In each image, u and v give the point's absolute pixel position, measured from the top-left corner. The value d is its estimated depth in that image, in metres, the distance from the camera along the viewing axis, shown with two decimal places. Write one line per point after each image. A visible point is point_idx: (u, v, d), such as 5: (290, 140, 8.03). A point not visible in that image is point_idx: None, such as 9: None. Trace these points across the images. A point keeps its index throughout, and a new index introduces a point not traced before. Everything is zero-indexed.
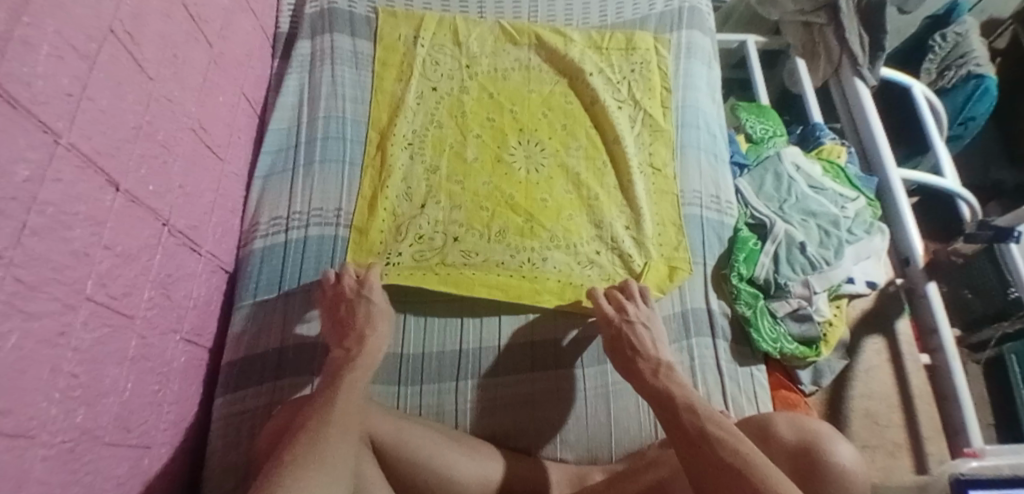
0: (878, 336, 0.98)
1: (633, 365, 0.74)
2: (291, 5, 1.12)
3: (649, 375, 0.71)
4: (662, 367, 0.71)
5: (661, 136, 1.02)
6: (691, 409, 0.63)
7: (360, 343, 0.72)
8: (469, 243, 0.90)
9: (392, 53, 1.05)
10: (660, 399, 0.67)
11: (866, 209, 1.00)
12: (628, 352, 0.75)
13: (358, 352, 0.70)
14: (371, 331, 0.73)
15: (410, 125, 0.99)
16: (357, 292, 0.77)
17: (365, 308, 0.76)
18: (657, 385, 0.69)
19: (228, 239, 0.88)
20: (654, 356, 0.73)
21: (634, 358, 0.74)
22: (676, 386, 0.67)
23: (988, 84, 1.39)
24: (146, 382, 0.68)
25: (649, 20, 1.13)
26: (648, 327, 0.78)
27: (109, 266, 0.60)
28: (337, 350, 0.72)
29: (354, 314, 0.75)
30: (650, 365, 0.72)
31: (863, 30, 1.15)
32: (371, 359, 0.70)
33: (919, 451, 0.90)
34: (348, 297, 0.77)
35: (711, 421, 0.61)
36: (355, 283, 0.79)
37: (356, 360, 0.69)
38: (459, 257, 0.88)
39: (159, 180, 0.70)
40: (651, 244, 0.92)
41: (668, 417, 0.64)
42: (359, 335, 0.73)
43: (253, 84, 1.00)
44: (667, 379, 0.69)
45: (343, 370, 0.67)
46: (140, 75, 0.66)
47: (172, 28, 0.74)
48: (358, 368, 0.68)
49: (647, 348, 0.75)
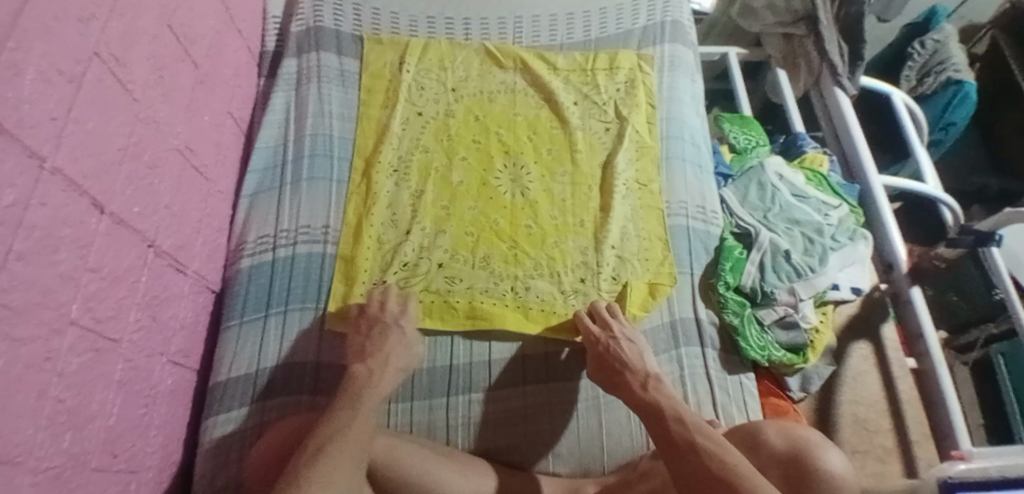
0: (864, 342, 1.01)
1: (621, 378, 0.74)
2: (278, 23, 1.13)
3: (638, 388, 0.72)
4: (651, 380, 0.72)
5: (647, 153, 1.03)
6: (679, 421, 0.64)
7: (382, 366, 0.73)
8: (454, 269, 0.90)
9: (379, 79, 1.06)
10: (650, 411, 0.67)
11: (849, 216, 1.02)
12: (616, 366, 0.76)
13: (379, 375, 0.72)
14: (401, 361, 0.76)
15: (396, 151, 0.99)
16: (394, 319, 0.80)
17: (397, 336, 0.78)
18: (646, 396, 0.70)
19: (215, 258, 0.88)
20: (641, 369, 0.74)
21: (622, 371, 0.75)
22: (665, 397, 0.68)
23: (967, 90, 1.42)
24: (133, 405, 0.68)
25: (633, 35, 1.15)
26: (633, 342, 0.79)
27: (95, 289, 0.60)
28: (358, 366, 0.73)
29: (384, 338, 0.77)
30: (638, 377, 0.73)
31: (843, 41, 1.18)
32: (390, 383, 0.73)
33: (908, 455, 0.91)
34: (383, 321, 0.79)
35: (698, 432, 0.63)
36: (397, 309, 0.81)
37: (377, 384, 0.71)
38: (444, 284, 0.88)
39: (145, 201, 0.70)
40: (635, 261, 0.93)
41: (658, 429, 0.65)
42: (381, 357, 0.74)
43: (239, 102, 1.00)
44: (656, 391, 0.70)
45: (363, 392, 0.69)
46: (126, 98, 0.66)
47: (159, 49, 0.74)
48: (375, 395, 0.69)
49: (634, 360, 0.75)
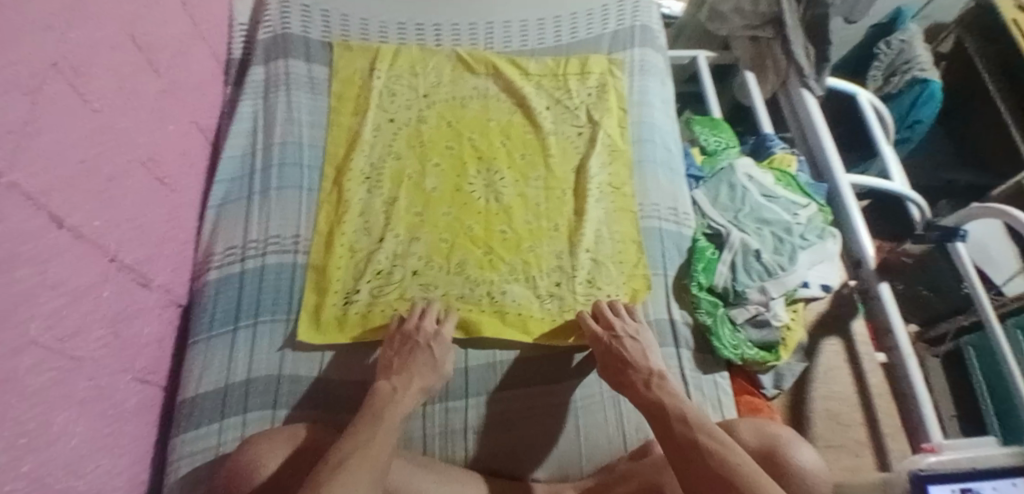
0: (835, 338, 1.03)
1: (625, 376, 0.76)
2: (244, 31, 1.11)
3: (642, 386, 0.74)
4: (655, 378, 0.74)
5: (620, 156, 1.04)
6: (682, 420, 0.66)
7: (406, 386, 0.74)
8: (429, 276, 0.89)
9: (349, 86, 1.05)
10: (654, 410, 0.69)
11: (817, 214, 1.03)
12: (621, 364, 0.78)
13: (402, 395, 0.72)
14: (426, 382, 0.75)
15: (367, 158, 0.98)
16: (426, 340, 0.79)
17: (426, 357, 0.77)
18: (650, 396, 0.72)
19: (181, 271, 0.86)
20: (646, 367, 0.76)
21: (627, 369, 0.77)
22: (668, 396, 0.70)
23: (932, 89, 1.45)
24: (97, 424, 0.66)
25: (603, 39, 1.16)
26: (637, 338, 0.80)
27: (55, 307, 0.58)
28: (382, 384, 0.73)
29: (411, 358, 0.77)
30: (642, 375, 0.75)
31: (809, 43, 1.20)
32: (411, 404, 0.73)
33: (881, 448, 0.92)
34: (416, 340, 0.78)
35: (701, 431, 0.64)
36: (432, 330, 0.80)
37: (399, 403, 0.71)
38: (419, 291, 0.87)
39: (106, 214, 0.68)
40: (609, 263, 0.94)
41: (662, 430, 0.67)
42: (406, 376, 0.75)
43: (205, 111, 0.98)
44: (659, 389, 0.72)
45: (384, 409, 0.69)
46: (85, 109, 0.65)
47: (120, 59, 0.73)
48: (397, 413, 0.70)
49: (638, 358, 0.77)
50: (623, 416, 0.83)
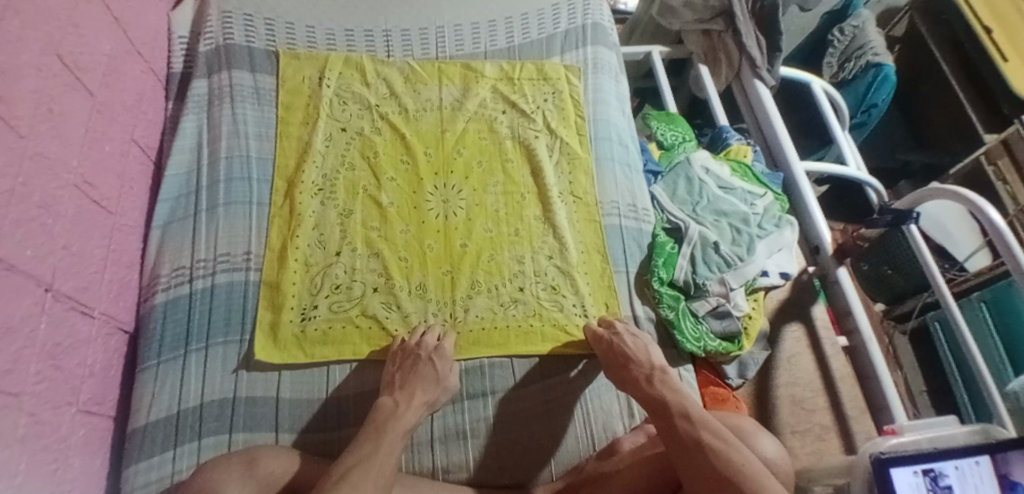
0: (796, 324, 1.05)
1: (627, 372, 0.77)
2: (185, 43, 1.08)
3: (644, 382, 0.74)
4: (657, 373, 0.74)
5: (579, 164, 1.04)
6: (686, 416, 0.67)
7: (409, 400, 0.74)
8: (389, 294, 0.88)
9: (297, 95, 1.03)
10: (656, 405, 0.70)
11: (774, 203, 1.05)
12: (622, 360, 0.78)
13: (405, 408, 0.73)
14: (429, 394, 0.75)
15: (319, 170, 0.96)
16: (428, 354, 0.79)
17: (428, 370, 0.77)
18: (653, 391, 0.72)
19: (125, 296, 0.84)
20: (647, 362, 0.77)
21: (628, 365, 0.77)
22: (671, 392, 0.71)
23: (885, 73, 1.48)
24: (41, 461, 0.63)
25: (556, 39, 1.16)
26: (636, 336, 0.81)
27: None
28: (386, 398, 0.74)
29: (412, 372, 0.76)
30: (643, 370, 0.76)
31: (760, 34, 1.22)
32: (415, 417, 0.73)
33: (846, 431, 0.94)
34: (418, 355, 0.78)
35: (705, 428, 0.65)
36: (432, 345, 0.80)
37: (401, 417, 0.71)
38: (381, 308, 0.86)
39: (38, 242, 0.65)
40: (572, 268, 0.93)
41: (666, 425, 0.67)
42: (408, 391, 0.75)
43: (145, 129, 0.95)
44: (663, 385, 0.72)
45: (386, 427, 0.69)
46: (10, 134, 0.62)
47: (47, 80, 0.70)
48: (400, 429, 0.70)
49: (639, 354, 0.78)
50: (590, 419, 0.84)
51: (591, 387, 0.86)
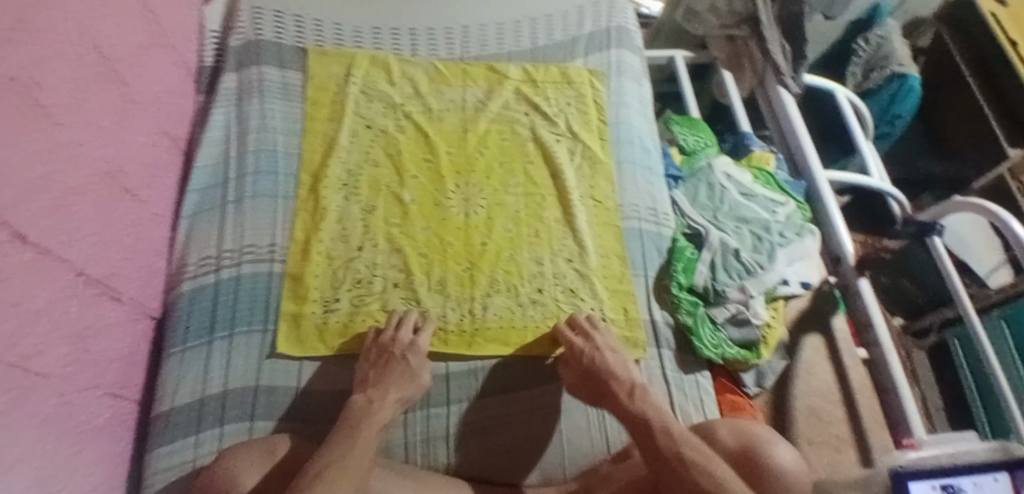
0: (815, 335, 1.02)
1: (606, 387, 0.74)
2: (216, 38, 1.10)
3: (624, 398, 0.72)
4: (637, 390, 0.72)
5: (600, 169, 1.04)
6: (667, 432, 0.66)
7: (382, 397, 0.72)
8: (410, 290, 0.88)
9: (323, 92, 1.04)
10: (637, 424, 0.68)
11: (796, 212, 1.04)
12: (601, 375, 0.76)
13: (379, 405, 0.71)
14: (402, 392, 0.74)
15: (344, 165, 0.97)
16: (402, 351, 0.78)
17: (402, 368, 0.76)
18: (633, 408, 0.70)
19: (153, 284, 0.85)
20: (627, 378, 0.74)
21: (608, 380, 0.75)
22: (652, 409, 0.69)
23: (910, 84, 1.51)
24: (67, 443, 0.64)
25: (579, 42, 1.17)
26: (616, 351, 0.79)
27: (19, 324, 0.57)
28: (358, 396, 0.72)
29: (388, 370, 0.76)
30: (624, 386, 0.73)
31: (785, 40, 1.21)
32: (389, 414, 0.71)
33: (864, 444, 0.93)
34: (391, 352, 0.78)
35: (687, 445, 0.64)
36: (407, 341, 0.80)
37: (376, 414, 0.70)
38: (401, 304, 0.87)
39: (70, 228, 0.67)
40: (591, 271, 0.94)
41: (647, 443, 0.66)
42: (381, 388, 0.73)
43: (176, 121, 0.97)
44: (643, 401, 0.71)
45: (361, 422, 0.68)
46: (45, 122, 0.63)
47: (82, 69, 0.71)
48: (374, 424, 0.68)
49: (618, 370, 0.76)
50: (605, 421, 0.84)
51: None
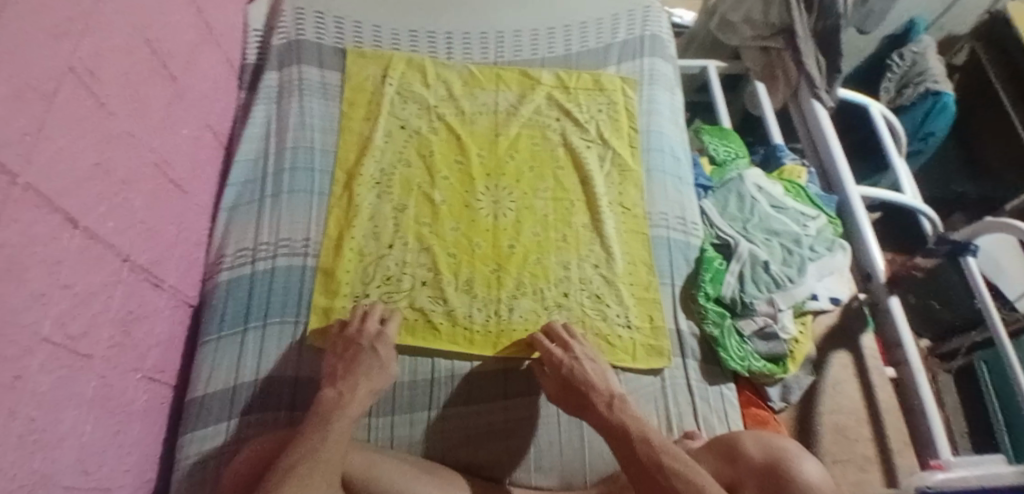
0: (844, 352, 1.01)
1: (586, 399, 0.75)
2: (259, 37, 1.13)
3: (604, 408, 0.73)
4: (616, 400, 0.73)
5: (629, 176, 1.04)
6: (646, 441, 0.67)
7: (353, 389, 0.72)
8: (438, 289, 0.89)
9: (360, 92, 1.06)
10: (617, 433, 0.69)
11: (827, 226, 1.03)
12: (580, 387, 0.76)
13: (350, 400, 0.70)
14: (374, 384, 0.73)
15: (377, 164, 0.99)
16: (370, 342, 0.77)
17: (370, 359, 0.76)
18: (613, 418, 0.71)
19: (192, 273, 0.88)
20: (605, 389, 0.75)
21: (587, 391, 0.75)
22: (631, 419, 0.70)
23: (945, 101, 1.45)
24: (106, 423, 0.67)
25: (613, 49, 1.17)
26: (595, 361, 0.79)
27: (68, 306, 0.59)
28: (328, 390, 0.71)
29: (356, 362, 0.75)
30: (603, 397, 0.74)
31: (820, 53, 1.18)
32: (360, 408, 0.71)
33: (890, 464, 0.91)
34: (358, 344, 0.77)
35: (665, 453, 0.65)
36: (374, 331, 0.79)
37: (346, 407, 0.69)
38: (428, 302, 0.88)
39: (119, 216, 0.69)
40: (618, 278, 0.94)
41: (627, 453, 0.67)
42: (351, 380, 0.73)
43: (219, 116, 1.00)
44: (622, 411, 0.71)
45: (330, 416, 0.67)
46: (100, 112, 0.65)
47: (135, 63, 0.73)
48: (345, 418, 0.68)
49: (598, 380, 0.76)
50: None
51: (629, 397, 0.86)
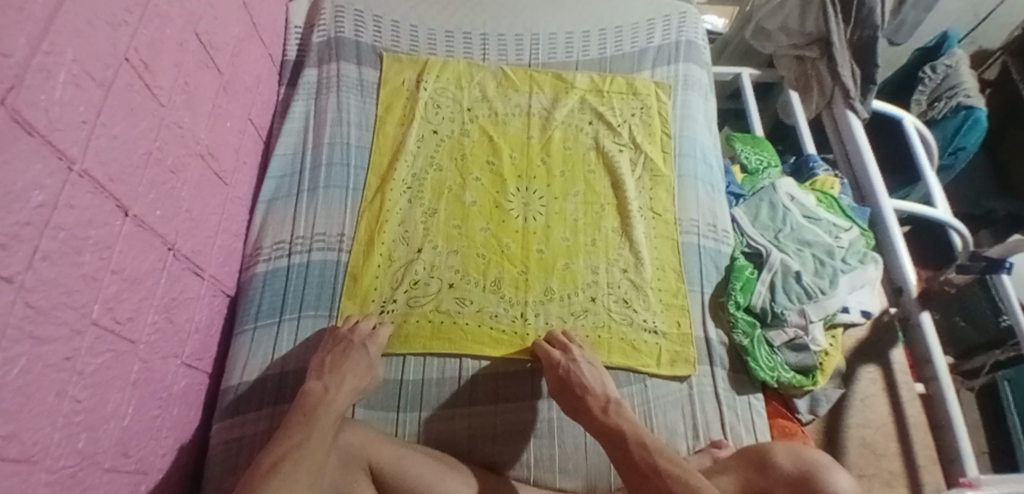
0: (872, 365, 1.00)
1: (582, 402, 0.76)
2: (299, 34, 1.15)
3: (598, 412, 0.74)
4: (612, 404, 0.75)
5: (661, 181, 1.04)
6: (641, 445, 0.68)
7: (339, 384, 0.74)
8: (463, 290, 0.90)
9: (396, 96, 1.07)
10: (613, 437, 0.70)
11: (859, 238, 1.02)
12: (576, 390, 0.77)
13: (335, 393, 0.73)
14: (359, 381, 0.76)
15: (410, 168, 1.00)
16: (361, 340, 0.79)
17: (360, 357, 0.77)
18: (608, 422, 0.72)
19: (230, 263, 0.89)
20: (602, 393, 0.77)
21: (583, 395, 0.77)
22: (626, 422, 0.71)
23: (977, 116, 1.42)
24: (147, 406, 0.68)
25: (647, 53, 1.17)
26: (592, 364, 0.81)
27: (116, 290, 0.60)
28: (314, 383, 0.74)
29: (346, 357, 0.77)
30: (598, 401, 0.76)
31: (855, 64, 1.18)
32: (346, 402, 0.73)
33: (915, 480, 0.89)
34: (350, 340, 0.79)
35: (660, 455, 0.66)
36: (366, 331, 0.81)
37: (332, 402, 0.72)
38: (454, 304, 0.88)
39: (166, 204, 0.70)
40: (646, 285, 0.93)
41: (622, 456, 0.68)
42: (338, 375, 0.75)
43: (260, 109, 1.02)
44: (617, 415, 0.73)
45: (317, 412, 0.70)
46: (152, 102, 0.67)
47: (185, 55, 0.75)
48: (331, 412, 0.71)
49: (595, 385, 0.78)
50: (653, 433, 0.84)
51: (655, 403, 0.86)
